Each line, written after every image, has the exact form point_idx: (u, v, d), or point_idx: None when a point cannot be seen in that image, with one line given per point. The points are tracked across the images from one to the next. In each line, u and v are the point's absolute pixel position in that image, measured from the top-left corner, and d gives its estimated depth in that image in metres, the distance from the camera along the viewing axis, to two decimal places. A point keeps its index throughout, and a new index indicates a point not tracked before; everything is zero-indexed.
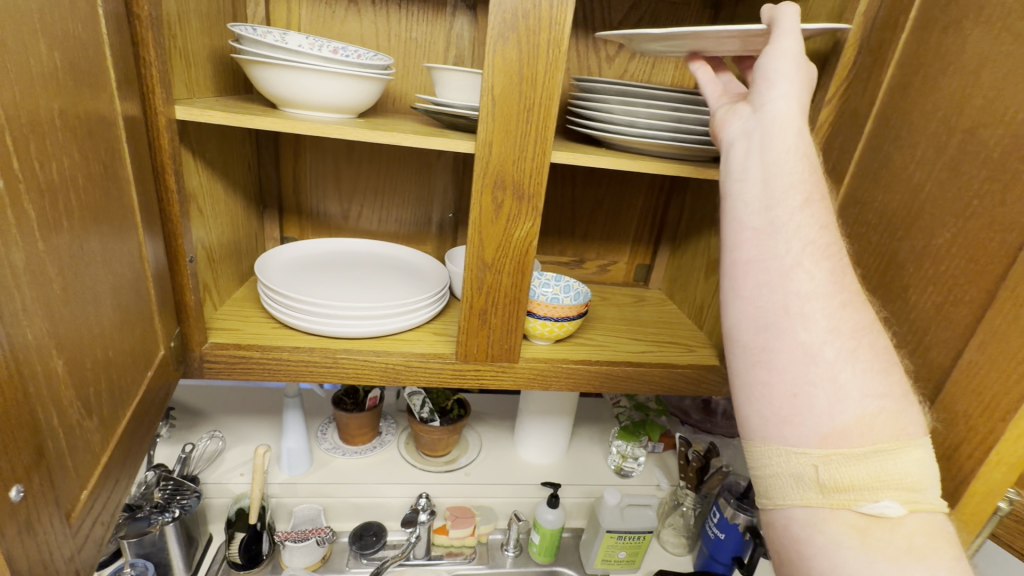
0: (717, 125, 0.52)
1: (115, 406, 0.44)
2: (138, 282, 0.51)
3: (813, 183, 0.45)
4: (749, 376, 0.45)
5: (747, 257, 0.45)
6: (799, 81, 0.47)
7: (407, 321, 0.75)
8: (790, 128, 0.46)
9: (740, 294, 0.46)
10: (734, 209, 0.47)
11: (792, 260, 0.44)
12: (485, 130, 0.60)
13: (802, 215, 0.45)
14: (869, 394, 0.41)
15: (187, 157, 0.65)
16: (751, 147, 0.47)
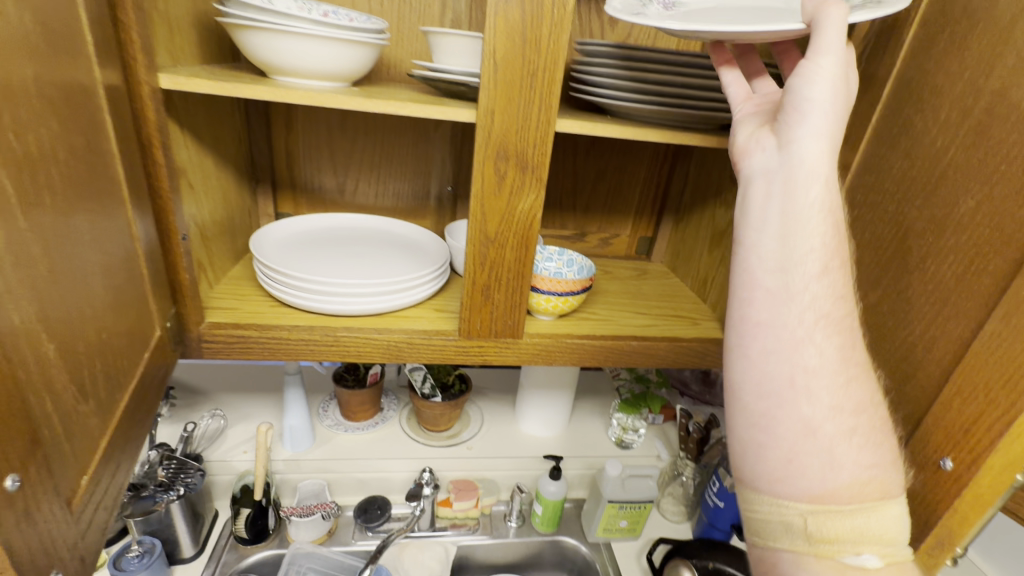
0: (738, 152, 0.49)
1: (111, 389, 0.42)
2: (130, 262, 0.49)
3: (833, 249, 0.44)
4: (745, 434, 0.45)
5: (755, 318, 0.44)
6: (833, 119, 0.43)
7: (408, 298, 0.73)
8: (816, 176, 0.43)
9: (746, 355, 0.45)
10: (747, 260, 0.45)
11: (804, 331, 0.43)
12: (487, 97, 0.57)
13: (819, 283, 0.43)
14: (863, 467, 0.42)
15: (174, 129, 0.62)
16: (771, 191, 0.45)
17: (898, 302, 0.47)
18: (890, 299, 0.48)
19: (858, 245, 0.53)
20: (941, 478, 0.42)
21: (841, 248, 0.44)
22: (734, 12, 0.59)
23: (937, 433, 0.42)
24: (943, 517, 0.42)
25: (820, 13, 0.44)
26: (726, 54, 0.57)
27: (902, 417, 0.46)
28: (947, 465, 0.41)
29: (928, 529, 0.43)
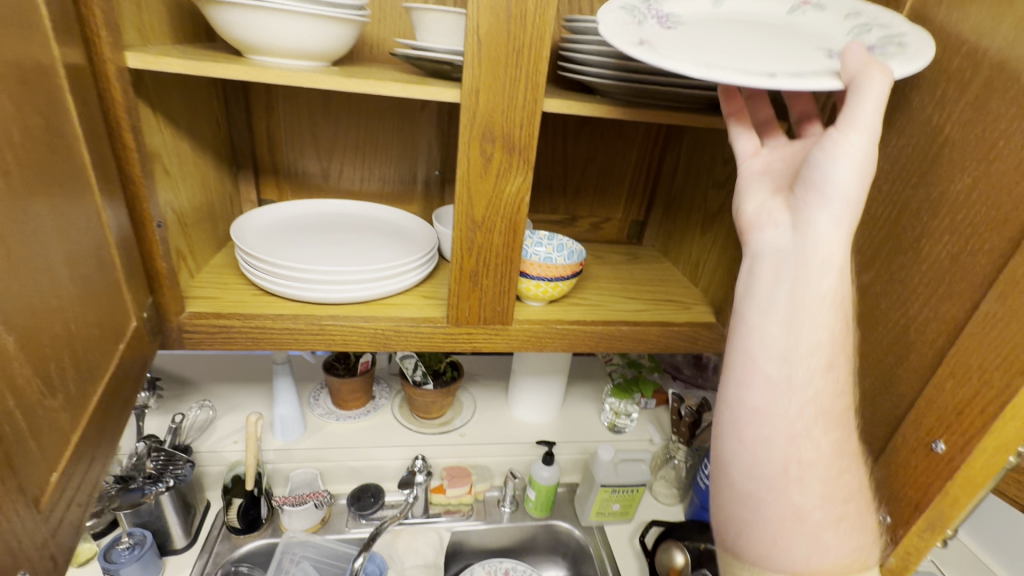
0: (748, 224, 0.51)
1: (82, 383, 0.41)
2: (100, 250, 0.47)
3: (837, 342, 0.46)
4: (734, 508, 0.49)
5: (755, 404, 0.48)
6: (847, 218, 0.44)
7: (395, 285, 0.72)
8: (830, 267, 0.45)
9: (742, 437, 0.48)
10: (751, 344, 0.48)
11: (802, 424, 0.46)
12: (471, 76, 0.55)
13: (821, 377, 0.46)
14: (846, 550, 0.46)
15: (146, 112, 0.59)
16: (777, 279, 0.47)
17: (891, 285, 0.46)
18: (883, 281, 0.47)
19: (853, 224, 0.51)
20: (932, 459, 0.41)
21: (845, 342, 0.47)
22: (733, 32, 0.55)
23: (930, 414, 0.41)
24: (933, 499, 0.41)
25: (864, 76, 0.43)
26: (738, 102, 0.57)
27: (894, 399, 0.46)
28: (939, 447, 0.41)
29: (918, 511, 0.42)
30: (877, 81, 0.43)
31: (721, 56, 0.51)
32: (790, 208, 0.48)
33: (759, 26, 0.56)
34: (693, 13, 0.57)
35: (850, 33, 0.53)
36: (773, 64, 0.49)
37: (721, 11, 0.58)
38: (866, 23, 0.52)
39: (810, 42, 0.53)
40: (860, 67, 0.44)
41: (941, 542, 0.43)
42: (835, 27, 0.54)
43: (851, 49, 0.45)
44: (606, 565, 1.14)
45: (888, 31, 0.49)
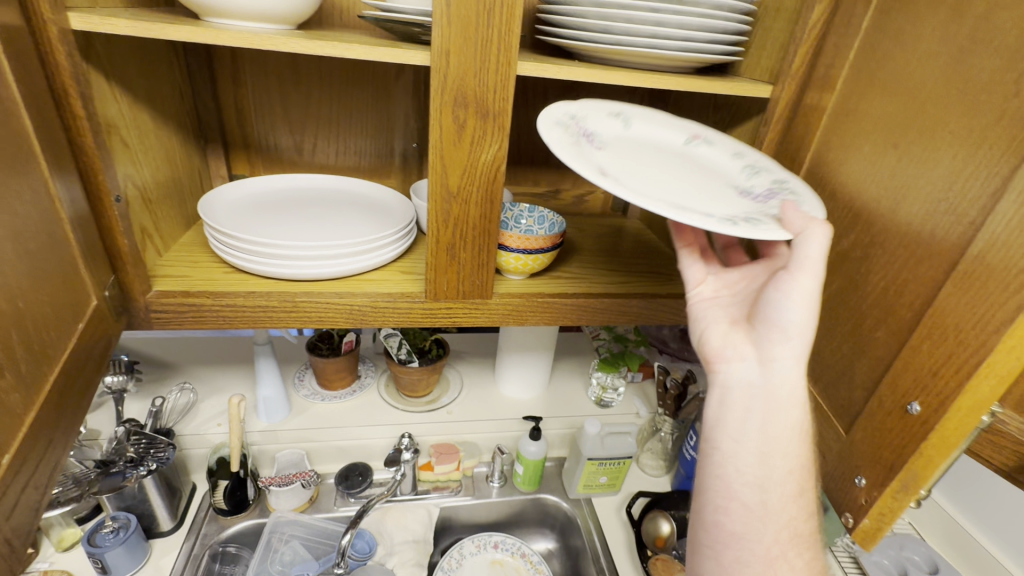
0: (714, 355, 0.54)
1: (36, 363, 0.39)
2: (50, 225, 0.44)
3: (806, 467, 0.50)
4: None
5: (733, 527, 0.50)
6: (801, 358, 0.49)
7: (371, 260, 0.70)
8: (794, 400, 0.49)
9: (718, 559, 0.51)
10: (728, 471, 0.50)
11: (779, 547, 0.49)
12: (439, 36, 0.52)
13: (792, 500, 0.49)
14: None
15: (98, 80, 0.56)
16: (749, 411, 0.51)
17: (873, 249, 0.45)
18: (864, 244, 0.46)
19: (840, 186, 0.50)
20: (907, 421, 0.40)
21: (808, 468, 0.50)
22: (649, 160, 0.61)
23: (906, 376, 0.41)
24: (908, 461, 0.40)
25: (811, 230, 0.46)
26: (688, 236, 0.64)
27: (870, 365, 0.45)
28: (914, 408, 0.40)
29: (893, 473, 0.41)
30: (817, 232, 0.46)
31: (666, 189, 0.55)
32: (755, 345, 0.52)
33: (666, 155, 0.63)
34: (609, 133, 0.63)
35: (743, 173, 0.61)
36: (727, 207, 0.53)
37: (631, 135, 0.65)
38: (751, 164, 0.62)
39: (716, 179, 0.60)
40: (803, 223, 0.46)
41: (915, 502, 0.42)
42: (727, 163, 0.63)
43: (788, 210, 0.48)
44: (593, 535, 1.16)
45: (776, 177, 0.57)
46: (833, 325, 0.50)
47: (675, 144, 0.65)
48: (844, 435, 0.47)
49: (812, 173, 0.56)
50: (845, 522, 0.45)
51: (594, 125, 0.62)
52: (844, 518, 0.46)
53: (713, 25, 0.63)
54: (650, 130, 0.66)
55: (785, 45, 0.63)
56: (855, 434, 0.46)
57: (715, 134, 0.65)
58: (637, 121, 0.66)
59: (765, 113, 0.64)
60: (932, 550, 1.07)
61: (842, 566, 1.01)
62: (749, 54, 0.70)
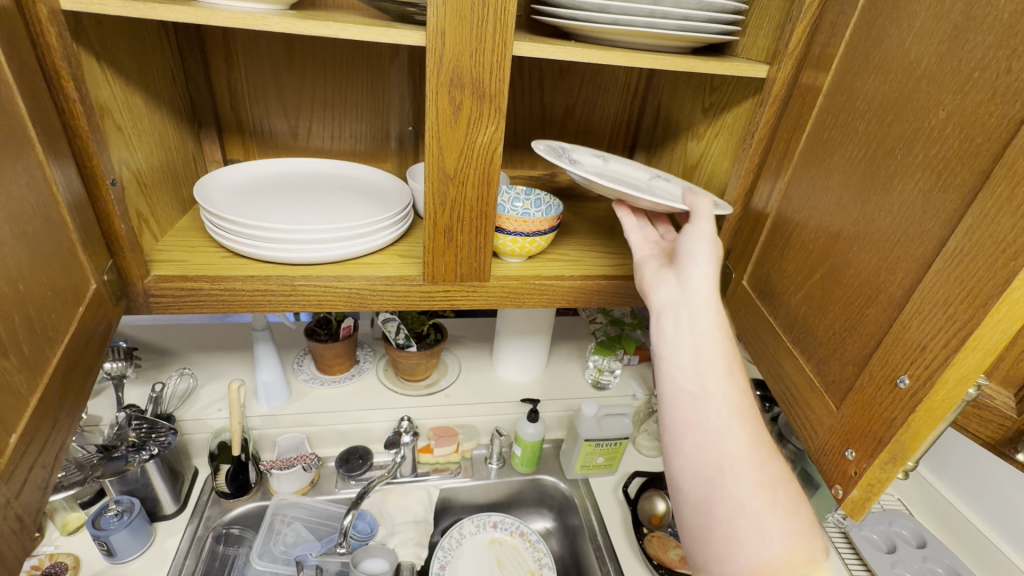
0: (648, 287, 0.64)
1: (39, 346, 0.40)
2: (47, 209, 0.44)
3: (730, 356, 0.58)
4: (693, 520, 0.53)
5: (684, 417, 0.56)
6: (711, 272, 0.60)
7: (369, 243, 0.70)
8: (708, 304, 0.59)
9: (681, 451, 0.56)
10: (670, 371, 0.58)
11: (722, 422, 0.55)
12: (436, 16, 0.52)
13: (726, 382, 0.56)
14: (788, 534, 0.49)
15: (89, 61, 0.55)
16: (679, 322, 0.60)
17: (865, 230, 0.46)
18: (856, 221, 0.47)
19: (831, 168, 0.51)
20: (896, 395, 0.41)
21: (733, 356, 0.58)
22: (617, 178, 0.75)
23: (896, 351, 0.41)
24: (896, 433, 0.41)
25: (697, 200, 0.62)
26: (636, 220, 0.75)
27: (861, 339, 0.46)
28: (903, 382, 0.40)
29: (881, 445, 0.42)
30: (703, 202, 0.62)
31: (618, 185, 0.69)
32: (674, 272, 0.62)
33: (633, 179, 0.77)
34: (590, 166, 0.78)
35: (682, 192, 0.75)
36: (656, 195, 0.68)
37: (608, 168, 0.79)
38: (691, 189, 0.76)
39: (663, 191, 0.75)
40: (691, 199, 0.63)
41: (902, 474, 0.43)
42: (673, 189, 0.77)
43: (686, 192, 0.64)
44: (589, 513, 1.18)
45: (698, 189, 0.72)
46: (826, 302, 0.50)
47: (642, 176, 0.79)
48: (836, 409, 0.48)
49: (809, 152, 0.56)
50: (835, 493, 0.46)
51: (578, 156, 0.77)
52: (834, 490, 0.47)
53: (710, 3, 0.62)
54: (624, 168, 0.80)
55: (782, 24, 0.62)
56: (847, 408, 0.46)
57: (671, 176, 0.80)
58: (614, 162, 0.81)
59: (761, 93, 0.64)
60: (920, 524, 1.10)
61: (834, 542, 1.04)
62: (745, 34, 0.70)
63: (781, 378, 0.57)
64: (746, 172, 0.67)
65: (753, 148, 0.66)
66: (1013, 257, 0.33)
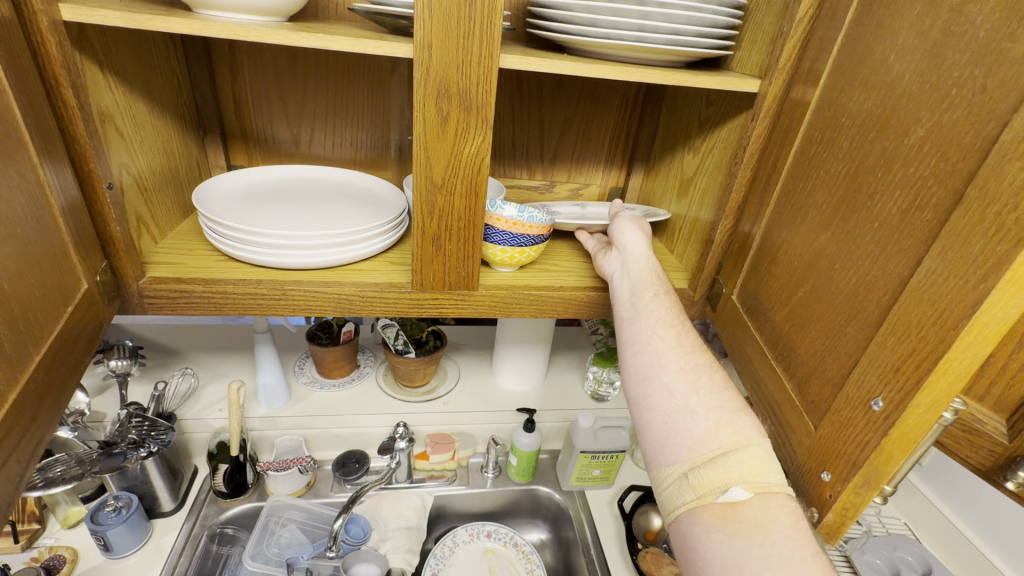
0: (599, 266, 0.74)
1: (21, 343, 0.41)
2: (39, 212, 0.46)
3: (660, 283, 0.66)
4: (638, 419, 0.59)
5: (625, 335, 0.64)
6: (637, 231, 0.72)
7: (362, 249, 0.71)
8: (641, 254, 0.69)
9: (626, 365, 0.63)
10: (615, 308, 0.67)
11: (651, 330, 0.62)
12: (422, 30, 0.53)
13: (654, 300, 0.64)
14: (712, 410, 0.54)
15: (91, 69, 0.57)
16: (622, 275, 0.69)
17: (848, 244, 0.45)
18: (838, 239, 0.46)
19: (816, 184, 0.51)
20: (870, 418, 0.40)
21: (661, 282, 0.66)
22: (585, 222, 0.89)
23: (872, 372, 0.40)
24: (869, 458, 0.40)
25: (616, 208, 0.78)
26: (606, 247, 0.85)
27: (839, 358, 0.45)
28: (878, 405, 0.39)
29: (855, 469, 0.41)
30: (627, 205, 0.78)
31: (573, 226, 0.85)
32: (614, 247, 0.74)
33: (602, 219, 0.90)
34: (568, 213, 0.92)
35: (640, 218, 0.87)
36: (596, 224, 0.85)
37: (587, 212, 0.93)
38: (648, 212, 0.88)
39: None
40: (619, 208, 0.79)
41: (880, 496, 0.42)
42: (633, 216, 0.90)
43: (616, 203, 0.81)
44: (586, 527, 1.17)
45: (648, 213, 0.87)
46: (809, 320, 0.49)
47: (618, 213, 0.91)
48: (814, 430, 0.47)
49: (797, 169, 0.55)
50: (809, 515, 0.47)
51: (557, 208, 0.92)
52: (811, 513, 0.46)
53: (700, 18, 0.63)
54: (601, 209, 0.94)
55: (773, 38, 0.62)
56: (824, 428, 0.45)
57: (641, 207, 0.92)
58: (592, 205, 0.94)
59: (752, 107, 0.64)
60: (926, 551, 1.06)
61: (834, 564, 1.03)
62: (740, 48, 0.70)
63: (766, 394, 0.56)
64: (736, 187, 0.67)
65: (743, 163, 0.65)
66: (983, 277, 0.32)
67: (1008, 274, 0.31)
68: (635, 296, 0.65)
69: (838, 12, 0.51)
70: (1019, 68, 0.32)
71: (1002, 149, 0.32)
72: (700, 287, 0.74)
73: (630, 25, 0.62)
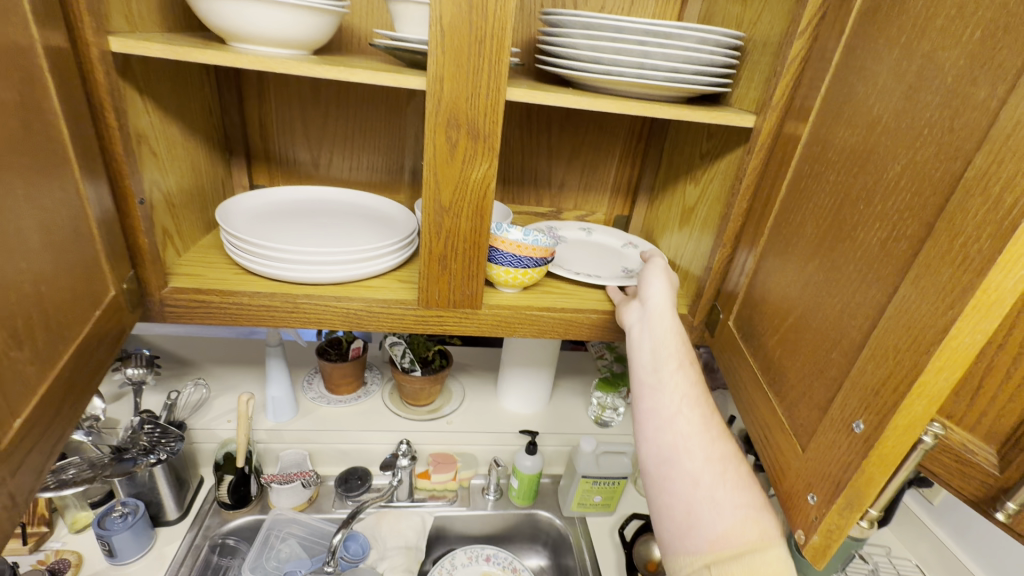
0: (620, 314, 0.74)
1: (53, 342, 0.44)
2: (77, 223, 0.50)
3: (684, 354, 0.67)
4: (658, 499, 0.63)
5: (645, 407, 0.66)
6: (663, 283, 0.71)
7: (371, 267, 0.74)
8: (665, 312, 0.69)
9: (646, 438, 0.65)
10: (635, 370, 0.69)
11: (677, 407, 0.64)
12: (435, 64, 0.57)
13: (677, 373, 0.66)
14: (737, 507, 0.58)
15: (133, 94, 0.62)
16: (643, 330, 0.69)
17: (834, 271, 0.47)
18: (824, 267, 0.48)
19: (806, 214, 0.53)
20: (852, 440, 0.41)
21: (686, 351, 0.67)
22: (588, 250, 0.92)
23: (855, 395, 0.41)
24: (851, 479, 0.41)
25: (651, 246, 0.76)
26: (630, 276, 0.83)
27: (825, 382, 0.46)
28: (859, 427, 0.40)
29: (838, 490, 0.42)
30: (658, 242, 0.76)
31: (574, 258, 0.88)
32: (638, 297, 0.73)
33: (606, 248, 0.93)
34: (573, 238, 0.95)
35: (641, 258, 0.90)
36: (598, 259, 0.88)
37: (591, 238, 0.96)
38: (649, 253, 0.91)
39: (621, 258, 0.90)
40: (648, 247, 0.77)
41: (866, 521, 0.44)
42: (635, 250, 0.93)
43: None
44: (586, 554, 1.15)
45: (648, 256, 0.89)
46: (798, 345, 0.50)
47: (622, 243, 0.94)
48: (802, 452, 0.48)
49: (789, 199, 0.57)
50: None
51: (563, 232, 0.95)
52: (797, 534, 0.46)
53: (697, 57, 0.66)
54: (606, 237, 0.96)
55: (768, 76, 0.65)
56: (810, 451, 0.46)
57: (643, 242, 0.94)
58: (597, 231, 0.97)
59: (748, 141, 0.67)
60: None
61: None
62: (738, 85, 0.73)
63: (757, 418, 0.57)
64: (734, 216, 0.69)
65: (740, 194, 0.68)
66: (951, 305, 0.34)
67: (974, 298, 0.33)
68: (659, 366, 0.66)
69: (826, 54, 0.54)
70: (981, 110, 0.34)
71: (966, 185, 0.34)
72: (700, 313, 0.76)
73: (630, 63, 0.66)
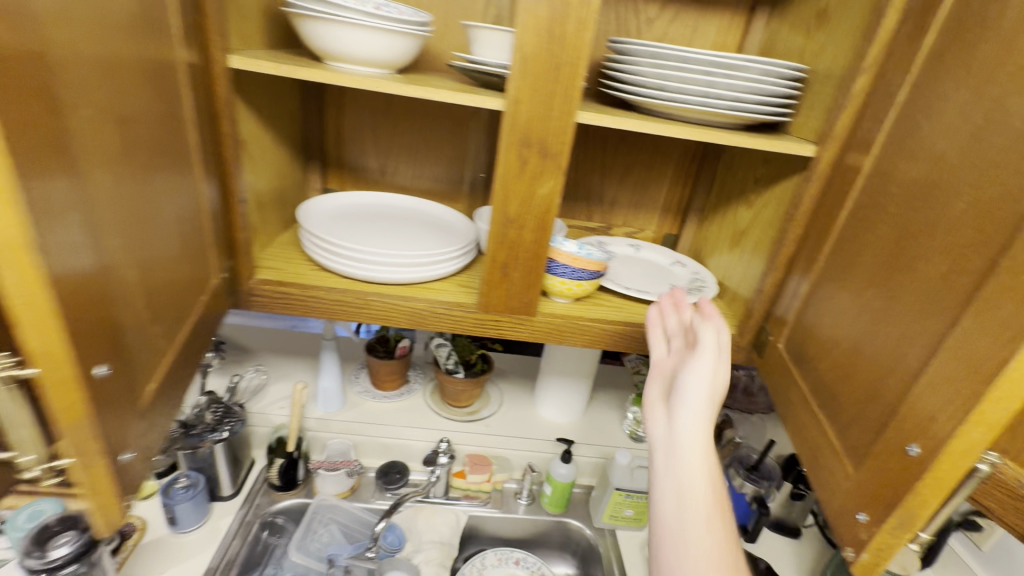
0: (648, 419, 0.69)
1: (177, 321, 0.51)
2: (196, 218, 0.57)
3: (713, 504, 0.62)
4: None
5: (667, 532, 0.62)
6: (700, 405, 0.63)
7: (434, 271, 0.80)
8: (694, 448, 0.63)
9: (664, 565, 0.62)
10: (657, 502, 0.64)
11: (701, 559, 0.59)
12: (514, 87, 0.61)
13: (703, 527, 0.61)
14: None
15: (241, 104, 0.70)
16: (669, 461, 0.64)
17: (892, 300, 0.48)
18: (882, 297, 0.50)
19: (864, 245, 0.55)
20: (907, 462, 0.42)
21: (715, 498, 0.63)
22: (637, 266, 0.94)
23: (910, 421, 0.43)
24: (904, 500, 0.42)
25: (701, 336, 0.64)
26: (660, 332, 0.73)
27: (879, 408, 0.47)
28: (913, 450, 0.42)
29: (890, 510, 0.43)
30: (708, 332, 0.64)
31: (622, 273, 0.91)
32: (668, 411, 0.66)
33: (653, 265, 0.96)
34: (622, 253, 0.98)
35: (689, 278, 0.92)
36: (647, 277, 0.91)
37: (639, 254, 0.99)
38: (697, 274, 0.93)
39: (668, 277, 0.92)
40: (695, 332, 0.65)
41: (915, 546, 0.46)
42: (683, 269, 0.95)
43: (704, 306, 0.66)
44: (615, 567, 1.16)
45: (696, 276, 0.91)
46: (852, 371, 0.52)
47: (672, 261, 0.96)
48: (852, 474, 0.49)
49: (847, 228, 0.59)
50: None
51: (612, 247, 0.98)
52: (846, 552, 0.47)
53: (760, 87, 0.69)
54: (654, 254, 0.99)
55: (829, 108, 0.67)
56: (861, 472, 0.48)
57: (692, 262, 0.96)
58: (646, 248, 1.00)
59: (807, 169, 0.69)
60: None
61: None
62: (799, 114, 0.75)
63: (807, 440, 0.58)
64: (788, 241, 0.71)
65: (796, 220, 0.70)
66: (1010, 342, 0.36)
67: None
68: (683, 515, 0.61)
69: (892, 90, 0.56)
70: None
71: None
72: (748, 334, 0.78)
73: (694, 92, 0.69)
